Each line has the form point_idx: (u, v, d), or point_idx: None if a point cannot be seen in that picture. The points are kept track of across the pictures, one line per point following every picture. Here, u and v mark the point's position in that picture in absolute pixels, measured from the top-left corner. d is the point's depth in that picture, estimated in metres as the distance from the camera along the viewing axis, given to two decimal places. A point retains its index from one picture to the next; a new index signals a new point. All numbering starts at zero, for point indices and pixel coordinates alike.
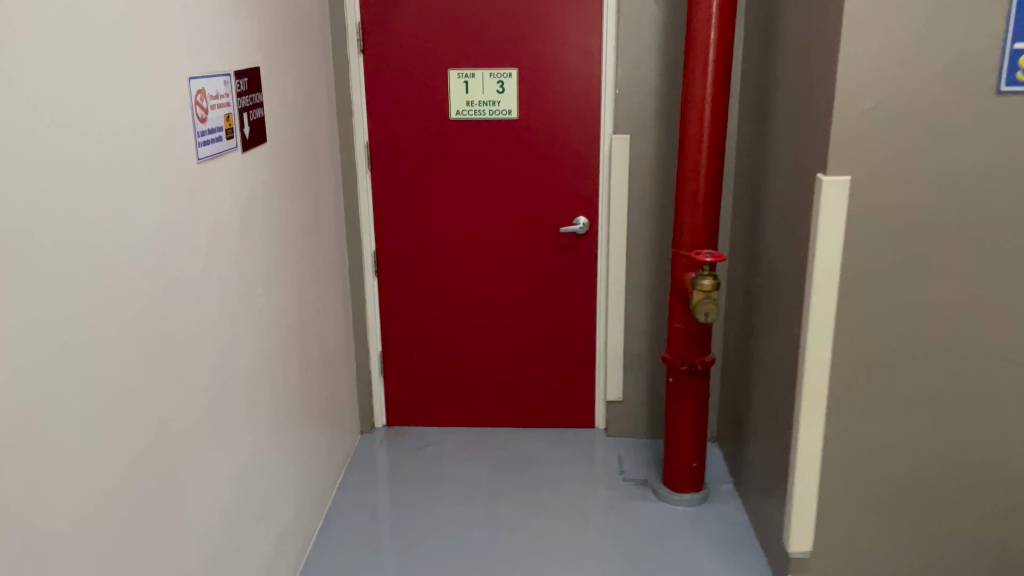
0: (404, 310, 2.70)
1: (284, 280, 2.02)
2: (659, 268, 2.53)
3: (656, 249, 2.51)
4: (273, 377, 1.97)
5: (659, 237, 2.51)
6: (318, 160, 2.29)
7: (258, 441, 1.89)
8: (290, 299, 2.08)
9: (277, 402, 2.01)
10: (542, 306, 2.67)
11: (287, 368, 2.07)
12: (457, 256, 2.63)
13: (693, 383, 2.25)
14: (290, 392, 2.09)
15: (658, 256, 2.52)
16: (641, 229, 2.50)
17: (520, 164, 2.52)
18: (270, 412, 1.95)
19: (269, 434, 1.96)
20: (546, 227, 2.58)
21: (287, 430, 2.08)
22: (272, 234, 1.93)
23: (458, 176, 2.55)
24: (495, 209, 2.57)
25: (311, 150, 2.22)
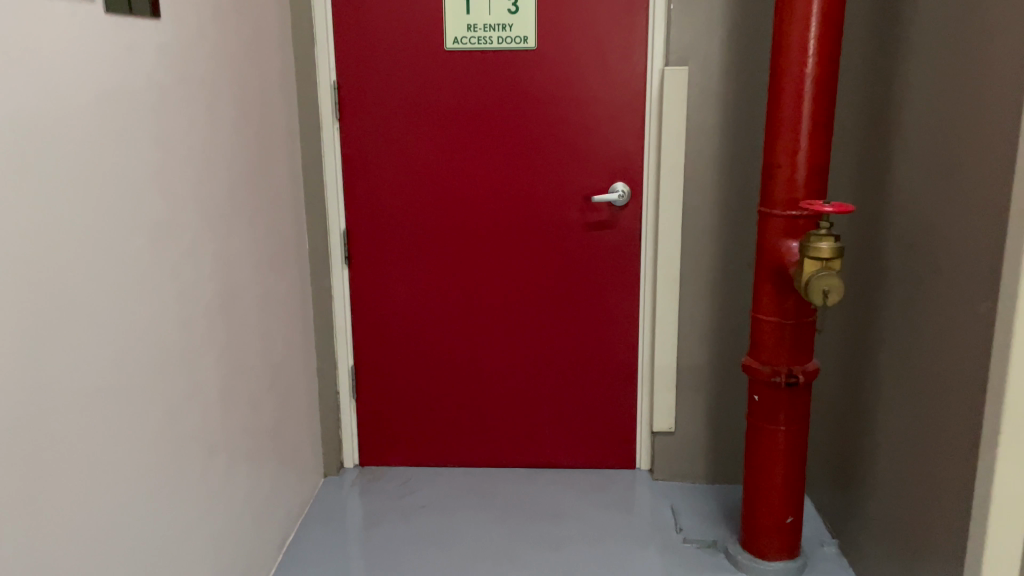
0: (384, 311, 2.05)
1: (197, 241, 1.38)
2: (726, 250, 1.88)
3: (721, 224, 1.86)
4: (173, 381, 1.31)
5: (726, 209, 1.86)
6: (259, 89, 1.67)
7: (145, 476, 1.22)
8: (207, 273, 1.42)
9: (181, 421, 1.34)
10: (566, 306, 2.02)
11: (200, 371, 1.41)
12: (455, 240, 1.99)
13: (790, 403, 1.57)
14: (203, 408, 1.42)
15: (724, 235, 1.87)
16: (701, 196, 1.86)
17: (538, 112, 1.90)
18: (167, 432, 1.28)
19: (165, 466, 1.28)
20: (574, 198, 1.94)
21: (199, 461, 1.40)
22: (174, 164, 1.28)
23: (456, 131, 1.92)
24: (505, 175, 1.94)
25: (246, 69, 1.58)
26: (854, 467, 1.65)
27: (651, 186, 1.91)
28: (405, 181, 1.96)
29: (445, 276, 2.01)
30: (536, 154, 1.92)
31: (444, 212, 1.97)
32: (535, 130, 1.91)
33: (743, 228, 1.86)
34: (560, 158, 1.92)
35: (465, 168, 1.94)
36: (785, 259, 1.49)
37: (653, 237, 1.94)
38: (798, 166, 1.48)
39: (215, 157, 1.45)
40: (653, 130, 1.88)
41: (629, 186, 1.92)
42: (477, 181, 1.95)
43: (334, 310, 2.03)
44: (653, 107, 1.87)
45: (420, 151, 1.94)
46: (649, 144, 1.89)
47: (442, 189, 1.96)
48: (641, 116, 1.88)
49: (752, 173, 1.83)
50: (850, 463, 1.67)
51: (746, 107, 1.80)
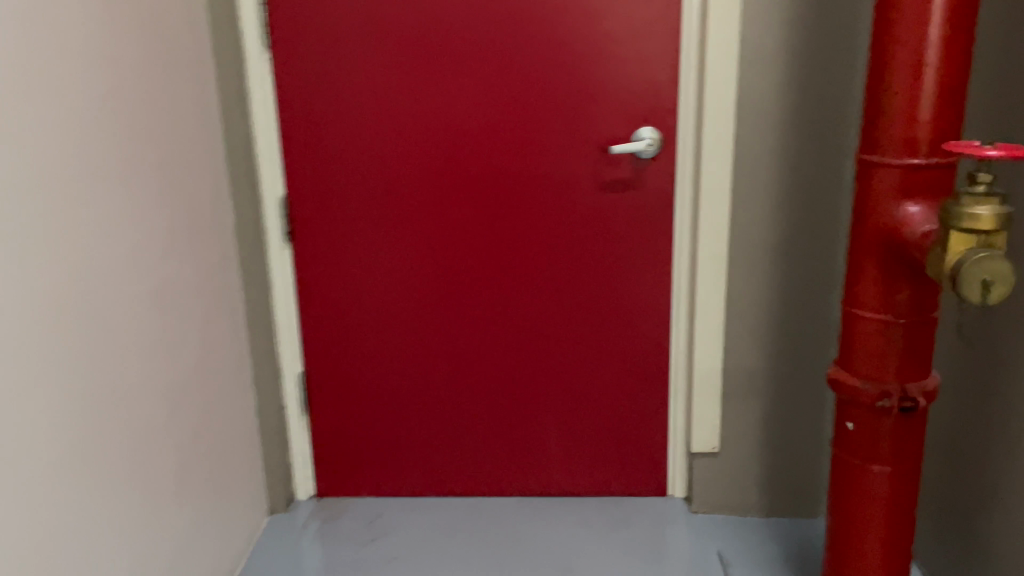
0: (339, 302, 1.58)
1: None
2: (790, 218, 1.40)
3: (785, 182, 1.38)
4: None
5: (791, 161, 1.37)
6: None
7: None
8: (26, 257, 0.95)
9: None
10: (576, 291, 1.55)
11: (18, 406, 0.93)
12: (431, 208, 1.52)
13: (900, 435, 1.10)
14: (33, 461, 0.96)
15: (787, 196, 1.39)
16: (757, 144, 1.37)
17: (538, 33, 1.41)
18: None
19: None
20: (585, 150, 1.46)
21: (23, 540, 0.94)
22: None
23: (428, 61, 1.43)
24: (494, 120, 1.46)
25: None
26: (955, 512, 1.20)
27: (690, 132, 1.43)
28: (362, 130, 1.48)
29: (418, 254, 1.55)
30: (535, 91, 1.43)
31: (415, 171, 1.49)
32: (534, 57, 1.42)
33: (814, 188, 1.38)
34: (565, 97, 1.43)
35: (441, 110, 1.46)
36: (901, 230, 1.02)
37: (691, 200, 1.46)
38: (924, 91, 1.00)
39: (36, 85, 0.97)
40: (694, 56, 1.39)
41: (660, 133, 1.44)
42: (457, 130, 1.47)
43: (273, 302, 1.57)
44: (693, 23, 1.38)
45: (381, 90, 1.45)
46: (687, 75, 1.40)
47: (410, 141, 1.48)
48: (676, 37, 1.39)
49: (827, 111, 1.35)
50: (948, 505, 1.23)
51: (822, 20, 1.31)
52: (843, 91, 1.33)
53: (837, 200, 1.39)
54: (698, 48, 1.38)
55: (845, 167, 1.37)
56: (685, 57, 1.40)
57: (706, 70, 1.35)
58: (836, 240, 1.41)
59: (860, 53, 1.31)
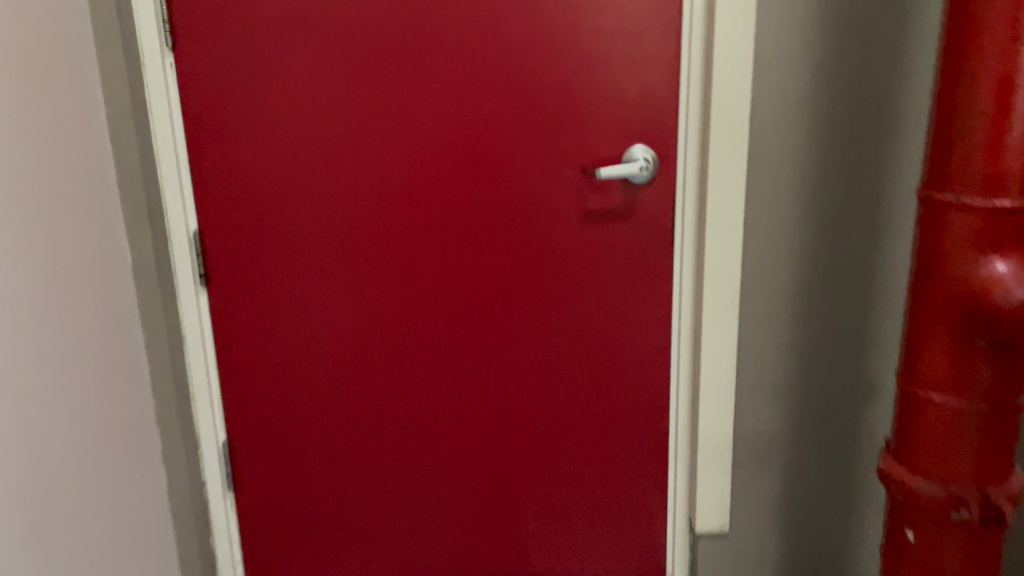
0: (269, 357, 1.31)
1: None
2: (816, 257, 1.16)
3: (811, 215, 1.14)
4: None
5: (818, 189, 1.13)
6: None
7: None
8: None
9: None
10: (557, 342, 1.29)
11: None
12: (380, 244, 1.25)
13: (978, 550, 0.86)
14: None
15: (813, 230, 1.15)
16: (777, 168, 1.13)
17: (508, 30, 1.15)
18: None
19: None
20: (566, 173, 1.20)
21: None
22: None
23: (373, 65, 1.16)
24: (456, 139, 1.19)
25: None
26: None
27: (693, 151, 1.17)
28: (292, 150, 1.20)
29: (364, 300, 1.28)
30: (505, 102, 1.17)
31: (360, 201, 1.22)
32: (504, 60, 1.16)
33: (846, 220, 1.14)
34: (542, 108, 1.17)
35: (391, 126, 1.19)
36: (986, 294, 0.77)
37: (695, 234, 1.21)
38: (1016, 110, 0.74)
39: None
40: (698, 59, 1.14)
41: (655, 152, 1.19)
42: (411, 150, 1.20)
43: (186, 359, 1.28)
44: (698, 19, 1.12)
45: (315, 101, 1.18)
46: (690, 83, 1.15)
47: (353, 164, 1.21)
48: (675, 36, 1.15)
49: (862, 128, 1.11)
50: None
51: (857, 17, 1.06)
52: (884, 103, 1.09)
53: (875, 234, 1.15)
54: (703, 49, 1.13)
55: (884, 195, 1.13)
56: (687, 60, 1.15)
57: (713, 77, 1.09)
58: (873, 280, 1.17)
59: (905, 56, 1.07)
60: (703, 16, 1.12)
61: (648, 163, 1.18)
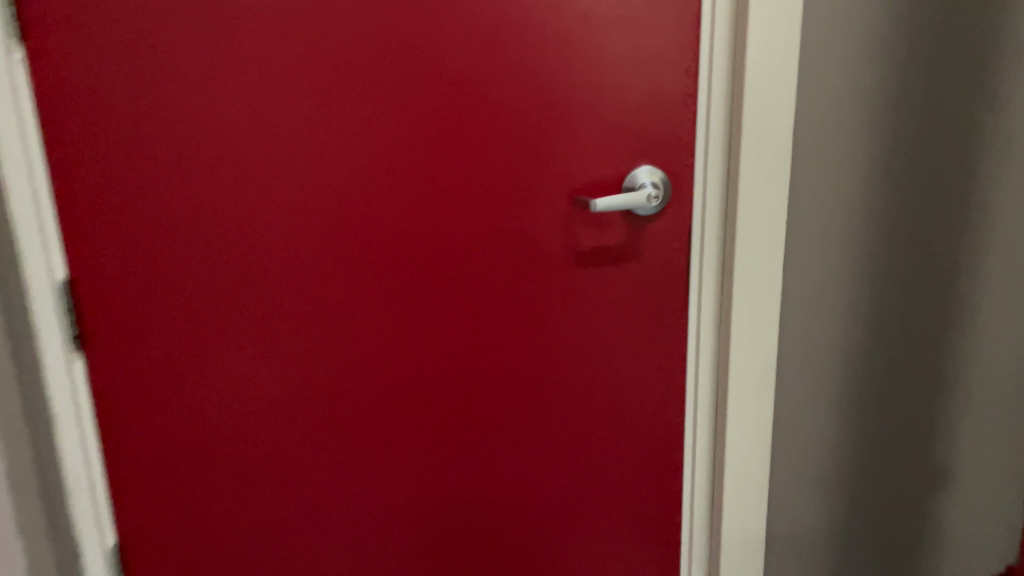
0: (173, 439, 1.01)
1: None
2: (873, 306, 0.96)
3: (868, 270, 0.94)
4: None
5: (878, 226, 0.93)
6: None
7: None
8: None
9: None
10: (537, 414, 1.03)
11: None
12: (312, 300, 0.96)
13: None
14: None
15: (870, 277, 0.95)
16: (824, 214, 0.91)
17: (476, 19, 0.86)
18: None
19: None
20: (551, 205, 0.93)
21: None
22: None
23: (293, 68, 0.86)
24: (407, 166, 0.91)
25: None
26: None
27: (715, 186, 0.91)
28: (188, 179, 0.90)
29: (292, 369, 0.99)
30: (473, 116, 0.89)
31: (283, 246, 0.93)
32: (470, 59, 0.87)
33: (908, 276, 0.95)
34: (521, 123, 0.89)
35: (321, 151, 0.89)
36: None
37: (718, 287, 0.95)
38: None
39: None
40: (722, 65, 0.87)
41: (665, 174, 0.92)
42: (349, 180, 0.91)
43: (56, 449, 0.97)
44: (722, 10, 0.86)
45: (218, 115, 0.88)
46: (710, 95, 0.89)
47: (272, 199, 0.91)
48: (693, 27, 0.88)
49: (930, 167, 0.91)
50: None
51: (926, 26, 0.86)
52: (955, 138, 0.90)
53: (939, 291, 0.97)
54: (728, 52, 0.87)
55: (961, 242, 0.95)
56: (705, 63, 0.88)
57: (739, 94, 0.86)
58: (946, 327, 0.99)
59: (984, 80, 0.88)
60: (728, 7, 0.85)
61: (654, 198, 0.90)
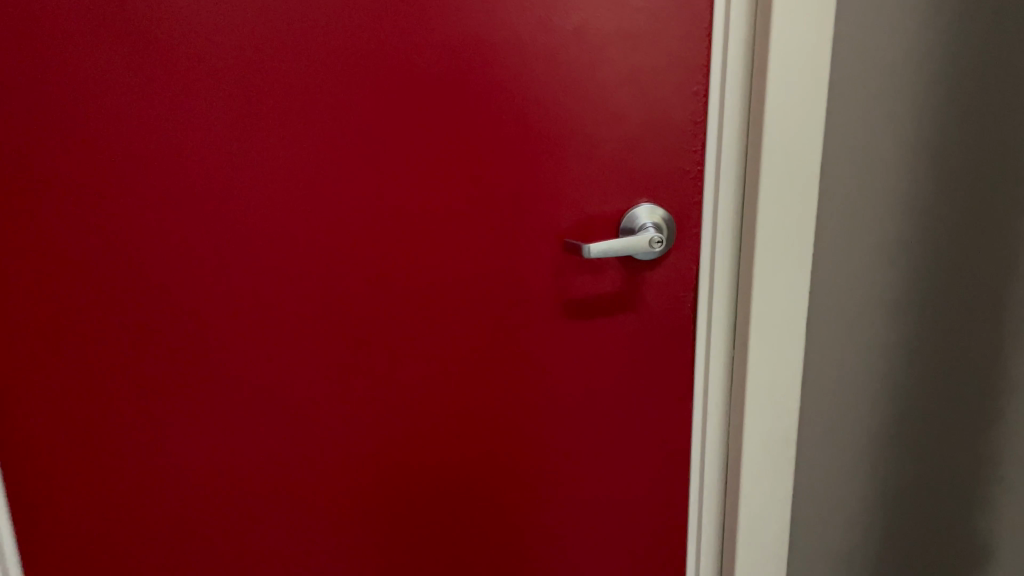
0: (82, 549, 0.82)
1: None
2: (897, 376, 0.87)
3: (898, 324, 0.85)
4: None
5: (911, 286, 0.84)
6: None
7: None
8: None
9: None
10: (528, 494, 0.89)
11: None
12: (256, 378, 0.79)
13: None
14: None
15: (901, 342, 0.85)
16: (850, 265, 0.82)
17: (453, 37, 0.72)
18: None
19: None
20: (536, 251, 0.80)
21: None
22: None
23: (230, 96, 0.70)
24: (372, 213, 0.76)
25: None
26: None
27: (726, 239, 0.80)
28: (104, 238, 0.72)
29: (230, 460, 0.81)
30: (449, 152, 0.75)
31: (220, 313, 0.76)
32: (446, 85, 0.73)
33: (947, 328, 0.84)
34: (504, 159, 0.76)
35: (263, 199, 0.73)
36: None
37: (728, 350, 0.85)
38: None
39: None
40: (735, 101, 0.76)
41: (667, 213, 0.80)
42: (301, 236, 0.75)
43: None
44: (737, 37, 0.74)
45: (135, 156, 0.70)
46: (721, 136, 0.77)
47: (204, 258, 0.74)
48: (702, 47, 0.76)
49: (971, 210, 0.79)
50: None
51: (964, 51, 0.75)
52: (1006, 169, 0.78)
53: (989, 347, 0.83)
54: (743, 87, 0.75)
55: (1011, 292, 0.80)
56: (716, 99, 0.77)
57: (753, 141, 0.75)
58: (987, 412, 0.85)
59: None
60: (744, 34, 0.74)
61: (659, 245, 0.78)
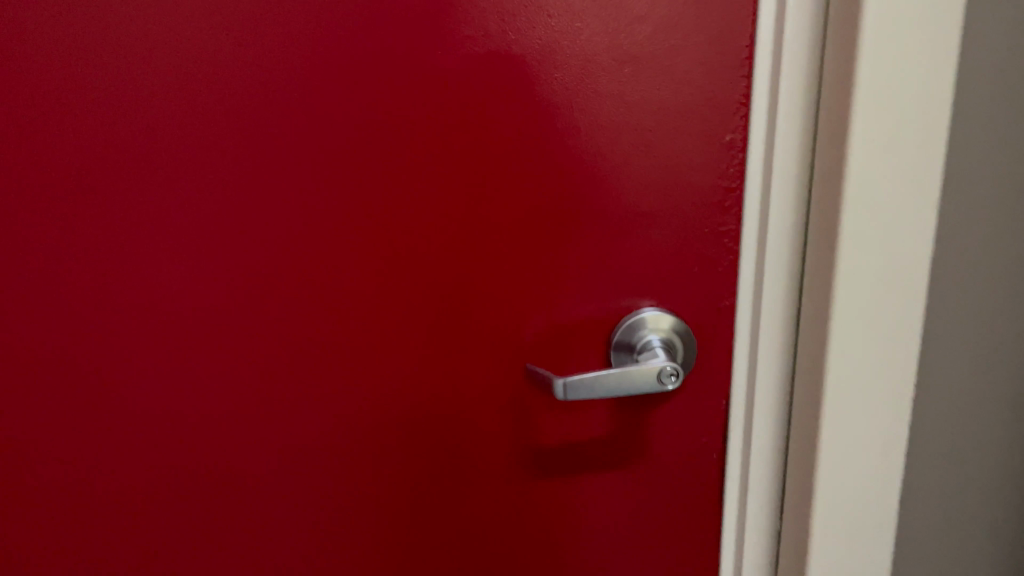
0: None
1: None
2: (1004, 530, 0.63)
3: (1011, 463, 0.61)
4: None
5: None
6: None
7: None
8: None
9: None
10: None
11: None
12: (101, 556, 0.56)
13: None
14: None
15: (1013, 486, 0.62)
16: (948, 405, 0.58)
17: (343, 57, 0.46)
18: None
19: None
20: (491, 385, 0.54)
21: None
22: None
23: (17, 189, 0.47)
24: (233, 318, 0.51)
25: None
26: None
27: (771, 379, 0.53)
28: None
29: None
30: (350, 228, 0.49)
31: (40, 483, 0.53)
32: (340, 130, 0.48)
33: None
34: (439, 236, 0.50)
35: (82, 321, 0.50)
36: None
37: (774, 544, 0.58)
38: None
39: None
40: (784, 198, 0.49)
41: (681, 321, 0.53)
42: (132, 349, 0.51)
43: None
44: (793, 94, 0.47)
45: None
46: (765, 238, 0.51)
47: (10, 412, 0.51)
48: (740, 78, 0.49)
49: None
50: None
51: None
52: None
53: None
54: (800, 182, 0.49)
55: None
56: (759, 172, 0.50)
57: (819, 246, 0.48)
58: None
59: None
60: (806, 74, 0.47)
61: (672, 376, 0.50)
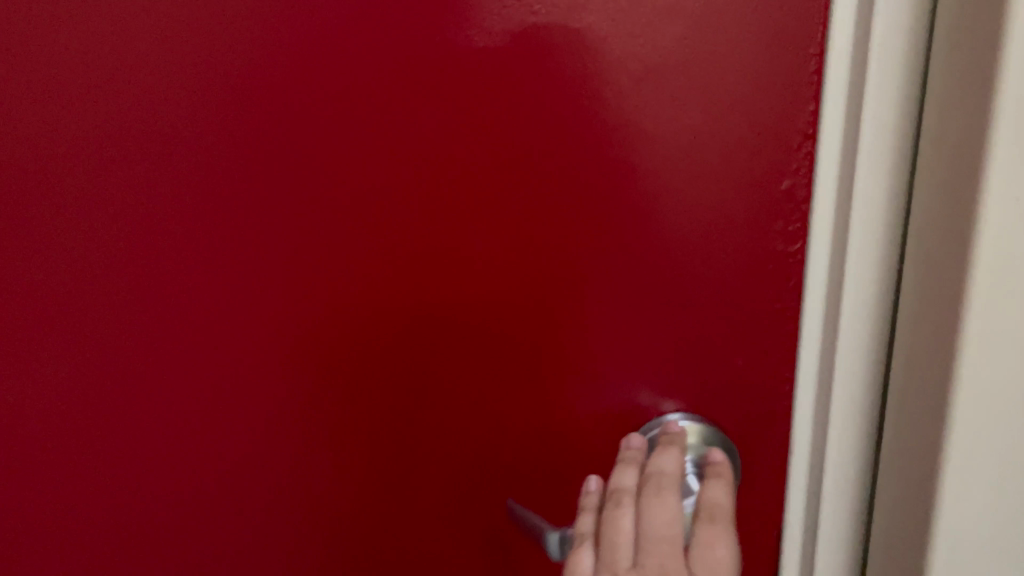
0: None
1: None
2: None
3: None
4: None
5: None
6: None
7: None
8: None
9: None
10: None
11: None
12: None
13: None
14: None
15: None
16: None
17: (244, 84, 0.34)
18: None
19: None
20: (470, 504, 0.43)
21: None
22: None
23: None
24: (122, 411, 0.40)
25: None
26: None
27: (843, 513, 0.40)
28: None
29: None
30: (272, 308, 0.38)
31: None
32: (248, 179, 0.35)
33: None
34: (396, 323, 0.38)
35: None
36: None
37: None
38: None
39: None
40: (860, 294, 0.36)
41: (715, 428, 0.40)
42: (23, 466, 0.41)
43: None
44: (881, 152, 0.33)
45: None
46: (834, 340, 0.37)
47: None
48: (806, 103, 0.34)
49: None
50: None
51: None
52: None
53: None
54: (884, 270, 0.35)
55: None
56: (829, 241, 0.36)
57: (927, 356, 0.34)
58: None
59: None
60: (903, 112, 0.32)
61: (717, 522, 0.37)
